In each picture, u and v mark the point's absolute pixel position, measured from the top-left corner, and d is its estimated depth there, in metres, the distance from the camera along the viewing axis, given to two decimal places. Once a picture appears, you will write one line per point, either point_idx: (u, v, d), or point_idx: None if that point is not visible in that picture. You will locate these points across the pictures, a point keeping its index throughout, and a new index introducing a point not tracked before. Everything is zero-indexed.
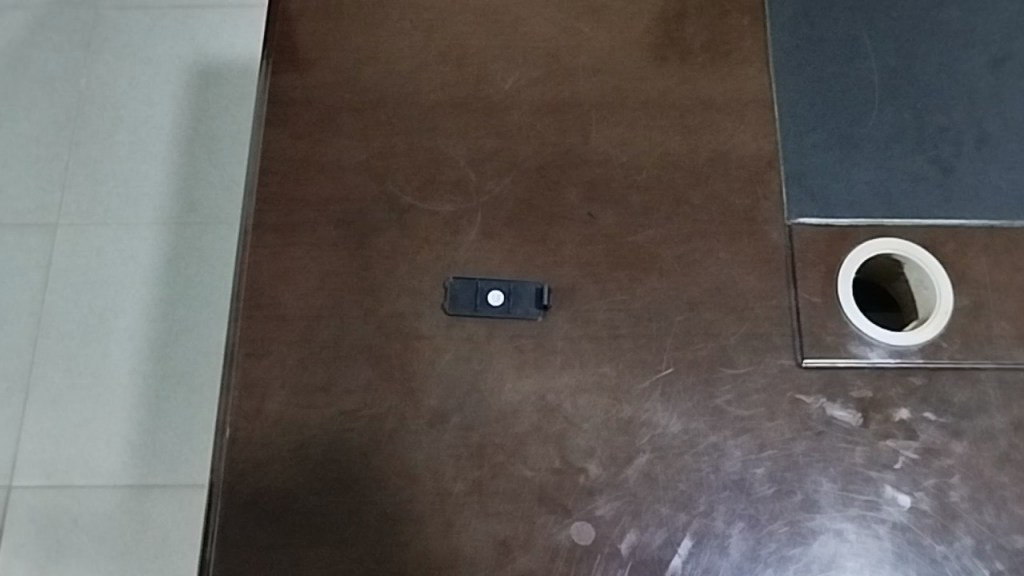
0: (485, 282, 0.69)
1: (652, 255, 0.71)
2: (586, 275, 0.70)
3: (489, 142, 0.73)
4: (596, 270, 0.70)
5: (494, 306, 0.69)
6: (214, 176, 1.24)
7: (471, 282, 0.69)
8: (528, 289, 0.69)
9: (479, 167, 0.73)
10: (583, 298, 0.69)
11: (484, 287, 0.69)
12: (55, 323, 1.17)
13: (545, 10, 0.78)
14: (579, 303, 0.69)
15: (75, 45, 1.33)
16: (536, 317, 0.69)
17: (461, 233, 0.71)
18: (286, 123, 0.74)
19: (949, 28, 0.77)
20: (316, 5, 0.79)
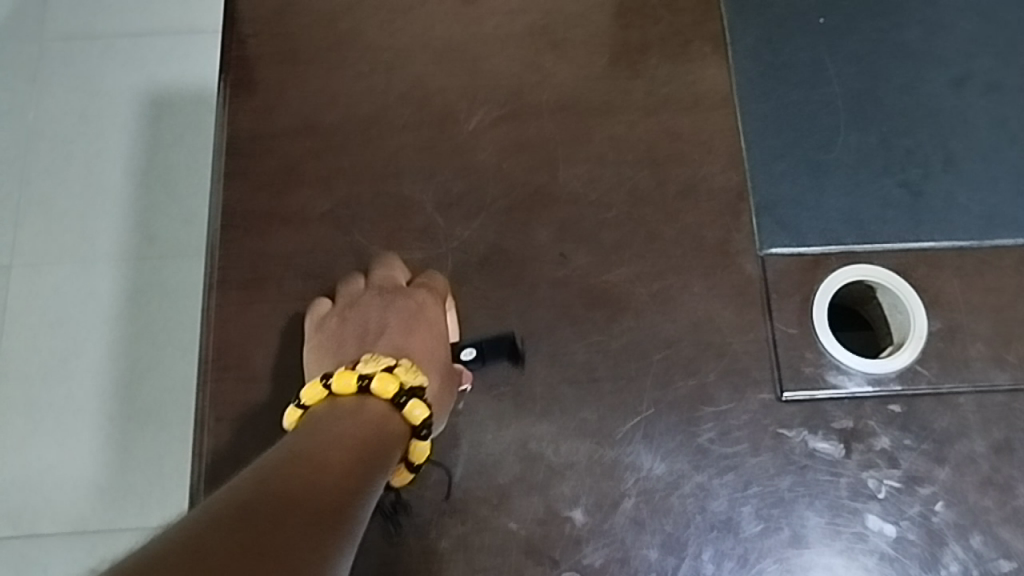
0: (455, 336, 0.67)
1: (627, 294, 0.70)
2: (561, 318, 0.69)
3: (456, 185, 0.72)
4: (572, 312, 0.69)
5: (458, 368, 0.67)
6: (172, 209, 1.22)
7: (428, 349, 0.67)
8: (501, 342, 0.68)
9: (448, 211, 0.72)
10: (559, 342, 0.68)
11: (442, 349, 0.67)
12: (16, 367, 1.16)
13: (505, 46, 0.77)
14: (555, 347, 0.68)
15: (20, 77, 1.30)
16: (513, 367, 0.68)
17: None
18: (248, 175, 0.73)
19: (910, 49, 0.77)
20: (271, 48, 0.77)
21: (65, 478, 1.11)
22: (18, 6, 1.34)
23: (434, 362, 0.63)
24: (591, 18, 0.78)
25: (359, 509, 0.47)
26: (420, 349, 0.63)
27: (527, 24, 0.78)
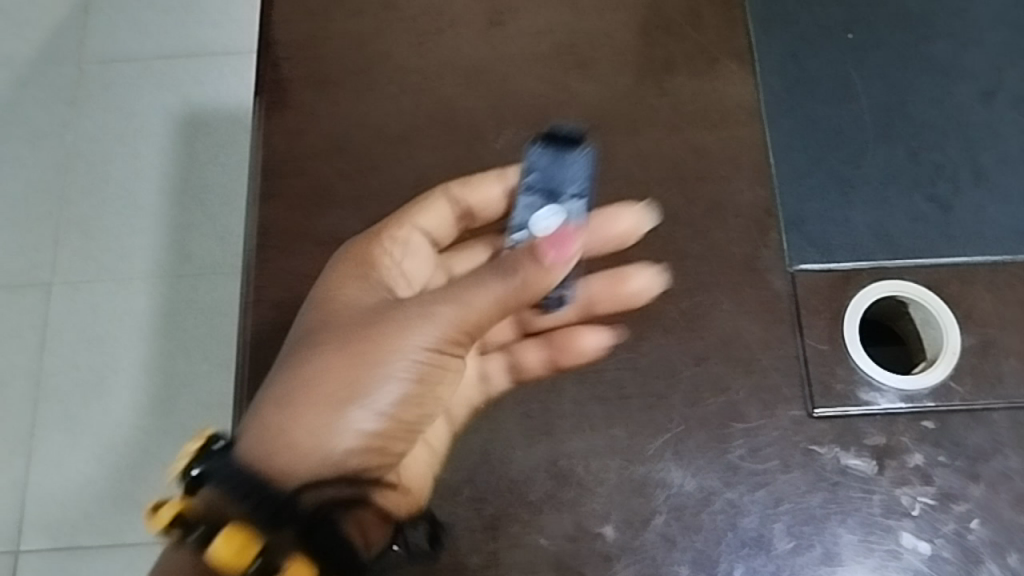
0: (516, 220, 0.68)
1: (656, 311, 0.70)
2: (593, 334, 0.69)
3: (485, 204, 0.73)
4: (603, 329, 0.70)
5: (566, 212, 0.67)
6: (207, 227, 1.24)
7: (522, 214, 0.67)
8: (537, 163, 0.69)
9: None
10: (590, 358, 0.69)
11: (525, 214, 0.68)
12: (56, 385, 1.19)
13: (532, 64, 0.77)
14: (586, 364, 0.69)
15: (58, 99, 1.32)
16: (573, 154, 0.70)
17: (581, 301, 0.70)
18: (280, 195, 0.74)
19: (938, 63, 0.76)
20: (301, 70, 0.78)
21: (102, 494, 1.14)
22: (55, 30, 1.36)
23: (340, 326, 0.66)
24: (618, 36, 0.78)
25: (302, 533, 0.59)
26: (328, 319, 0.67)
27: (553, 43, 0.78)
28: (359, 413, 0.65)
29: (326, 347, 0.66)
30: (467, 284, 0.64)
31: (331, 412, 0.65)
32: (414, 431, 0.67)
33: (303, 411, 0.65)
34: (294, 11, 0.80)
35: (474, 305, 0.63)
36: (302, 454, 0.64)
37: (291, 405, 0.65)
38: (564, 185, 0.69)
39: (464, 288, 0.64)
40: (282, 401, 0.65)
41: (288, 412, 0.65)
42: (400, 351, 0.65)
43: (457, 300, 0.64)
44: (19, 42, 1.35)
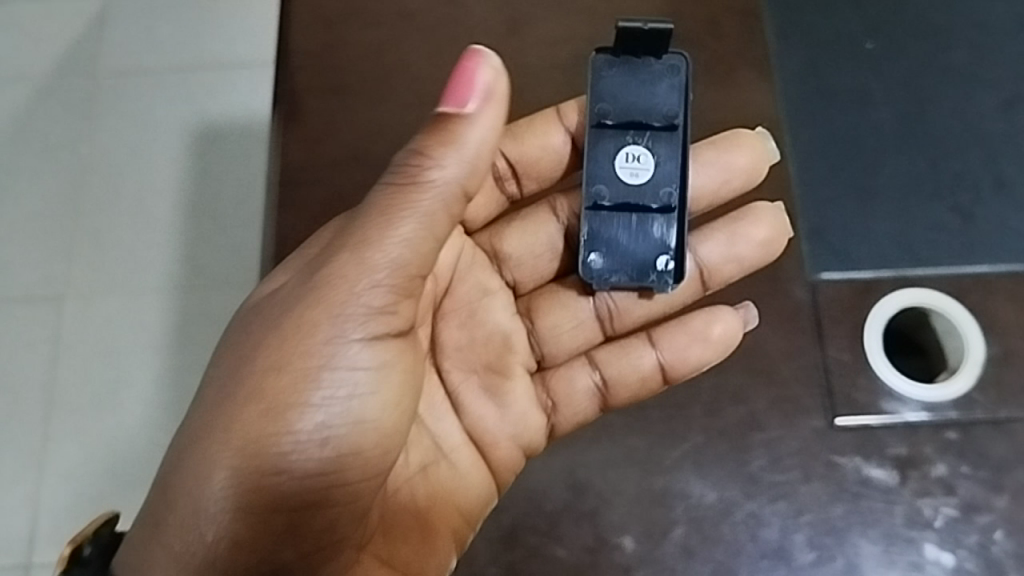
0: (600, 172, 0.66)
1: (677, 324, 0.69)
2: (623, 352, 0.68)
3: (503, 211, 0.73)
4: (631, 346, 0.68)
5: (665, 150, 0.66)
6: (221, 240, 1.24)
7: (616, 141, 0.67)
8: (611, 86, 0.67)
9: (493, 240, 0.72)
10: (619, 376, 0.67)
11: (610, 159, 0.66)
12: (70, 397, 1.19)
13: (550, 75, 0.77)
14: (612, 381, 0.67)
15: (72, 112, 1.32)
16: (652, 64, 0.67)
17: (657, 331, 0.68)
18: (298, 205, 0.74)
19: (959, 73, 0.76)
20: (319, 79, 0.78)
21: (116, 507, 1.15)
22: (69, 43, 1.36)
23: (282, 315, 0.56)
24: None
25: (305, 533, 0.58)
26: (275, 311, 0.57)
27: (570, 53, 0.78)
28: (290, 440, 0.56)
29: (230, 378, 0.56)
30: (373, 228, 0.55)
31: (258, 448, 0.55)
32: (365, 450, 0.58)
33: (225, 464, 0.55)
34: (310, 20, 0.80)
35: (402, 244, 0.55)
36: (249, 506, 0.56)
37: (209, 453, 0.56)
38: (648, 112, 0.67)
39: (368, 233, 0.55)
40: (200, 446, 0.56)
41: (210, 461, 0.56)
42: (316, 353, 0.56)
43: (370, 254, 0.55)
44: (34, 56, 1.36)
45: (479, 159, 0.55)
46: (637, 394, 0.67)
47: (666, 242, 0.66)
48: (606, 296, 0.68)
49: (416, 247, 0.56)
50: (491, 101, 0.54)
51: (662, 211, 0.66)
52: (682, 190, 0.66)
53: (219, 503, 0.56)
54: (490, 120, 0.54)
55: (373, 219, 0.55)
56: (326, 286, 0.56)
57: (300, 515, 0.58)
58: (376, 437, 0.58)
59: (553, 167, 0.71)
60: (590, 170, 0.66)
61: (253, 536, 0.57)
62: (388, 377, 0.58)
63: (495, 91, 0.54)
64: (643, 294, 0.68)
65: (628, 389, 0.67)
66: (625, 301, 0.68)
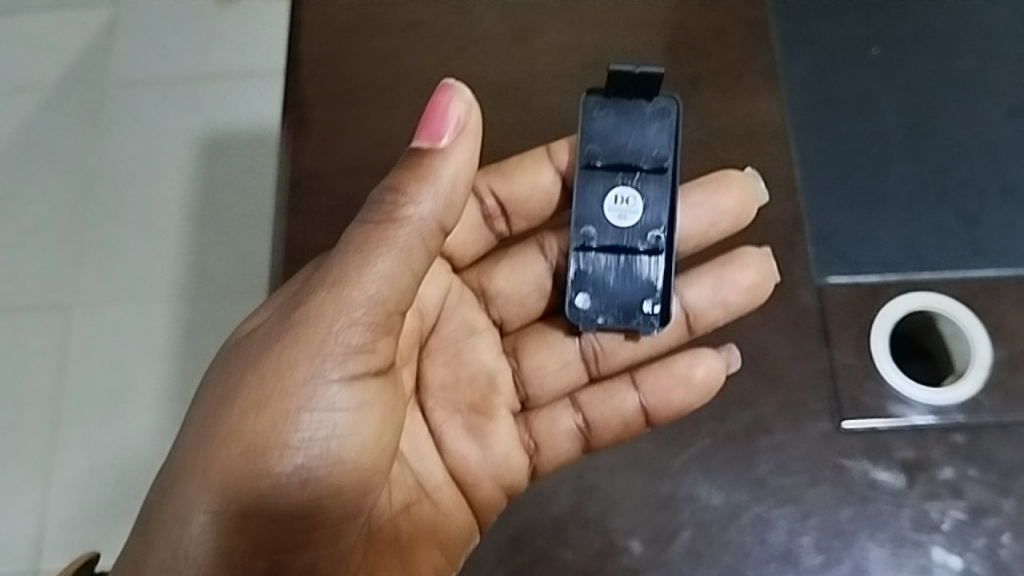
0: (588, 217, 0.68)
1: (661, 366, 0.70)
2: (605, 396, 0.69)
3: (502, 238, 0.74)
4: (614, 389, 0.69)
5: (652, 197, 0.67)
6: (228, 249, 1.25)
7: (605, 183, 0.68)
8: (602, 129, 0.68)
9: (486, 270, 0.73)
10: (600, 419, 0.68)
11: (598, 202, 0.68)
12: (77, 404, 1.20)
13: (557, 81, 0.78)
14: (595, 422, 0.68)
15: (81, 122, 1.33)
16: (643, 107, 0.68)
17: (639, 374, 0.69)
18: (307, 211, 0.75)
19: (965, 80, 0.77)
20: (328, 87, 0.79)
21: (122, 515, 1.15)
22: (78, 53, 1.37)
23: (263, 350, 0.57)
24: (642, 54, 0.78)
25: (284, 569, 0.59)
26: (258, 346, 0.58)
27: (577, 61, 0.78)
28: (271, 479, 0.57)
29: (213, 415, 0.57)
30: (351, 266, 0.55)
31: (236, 483, 0.56)
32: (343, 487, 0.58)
33: (206, 496, 0.57)
34: (319, 28, 0.81)
35: (380, 282, 0.55)
36: (232, 549, 0.58)
37: (193, 493, 0.57)
38: (637, 154, 0.68)
39: (346, 271, 0.55)
40: (183, 488, 0.58)
41: (193, 503, 0.57)
42: (295, 394, 0.56)
43: (348, 293, 0.55)
44: (44, 66, 1.37)
45: (453, 196, 0.55)
46: (620, 436, 0.67)
47: (654, 286, 0.67)
48: (591, 338, 0.70)
49: (393, 286, 0.55)
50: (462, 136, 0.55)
51: (650, 254, 0.67)
52: (668, 235, 0.67)
53: (202, 545, 0.57)
54: (462, 156, 0.55)
55: (352, 254, 0.55)
56: (305, 326, 0.56)
57: (279, 552, 0.58)
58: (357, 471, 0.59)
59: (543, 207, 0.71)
60: (580, 213, 0.68)
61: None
62: (368, 415, 0.58)
63: (466, 127, 0.55)
64: (629, 337, 0.69)
65: (610, 430, 0.68)
66: (610, 342, 0.70)
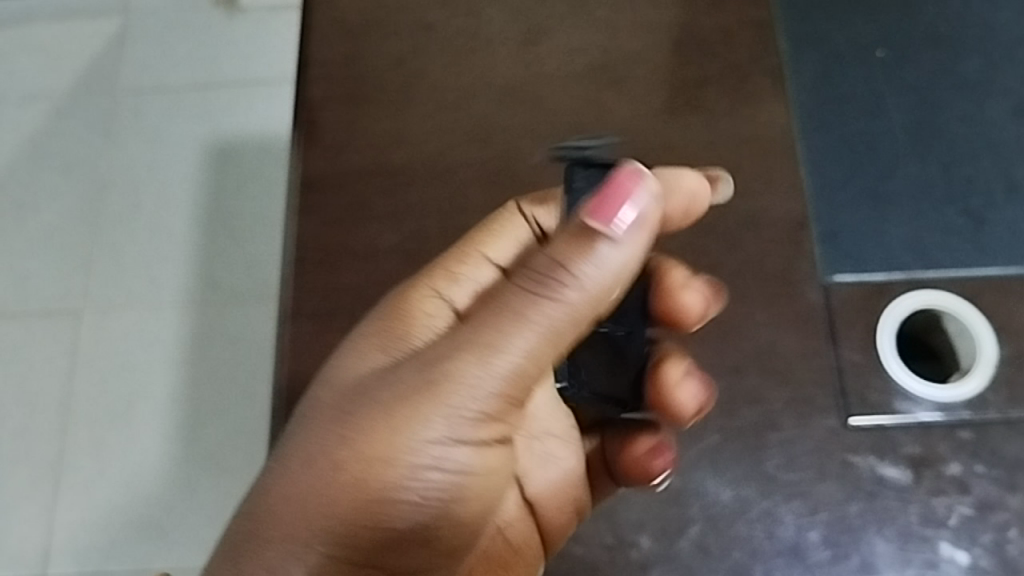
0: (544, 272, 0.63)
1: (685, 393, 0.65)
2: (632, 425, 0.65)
3: None
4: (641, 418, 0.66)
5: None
6: (237, 254, 1.26)
7: None
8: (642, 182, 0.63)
9: None
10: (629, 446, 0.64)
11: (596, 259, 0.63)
12: (86, 408, 1.21)
13: (565, 83, 0.79)
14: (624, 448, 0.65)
15: (92, 130, 1.34)
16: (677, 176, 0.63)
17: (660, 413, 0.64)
18: (318, 211, 0.76)
19: (969, 81, 0.78)
20: (339, 89, 0.80)
21: (131, 519, 1.16)
22: (89, 62, 1.38)
23: (388, 396, 0.52)
24: (649, 56, 0.79)
25: None
26: (383, 390, 0.52)
27: (585, 63, 0.79)
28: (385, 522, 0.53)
29: (330, 454, 0.52)
30: (496, 334, 0.50)
31: (348, 532, 0.52)
32: (454, 524, 0.56)
33: (308, 543, 0.52)
34: (330, 32, 0.82)
35: (518, 357, 0.50)
36: None
37: (300, 530, 0.52)
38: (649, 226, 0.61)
39: (490, 339, 0.50)
40: (284, 525, 0.52)
41: (297, 539, 0.52)
42: (421, 442, 0.52)
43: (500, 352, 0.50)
44: (55, 74, 1.38)
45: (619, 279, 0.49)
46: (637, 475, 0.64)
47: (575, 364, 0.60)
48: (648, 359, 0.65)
49: (543, 354, 0.50)
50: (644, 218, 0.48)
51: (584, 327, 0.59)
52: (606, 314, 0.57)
53: None
54: (632, 248, 0.48)
55: (503, 320, 0.50)
56: (442, 384, 0.51)
57: None
58: (474, 508, 0.58)
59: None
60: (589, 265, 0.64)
61: None
62: (484, 459, 0.55)
63: (649, 221, 0.48)
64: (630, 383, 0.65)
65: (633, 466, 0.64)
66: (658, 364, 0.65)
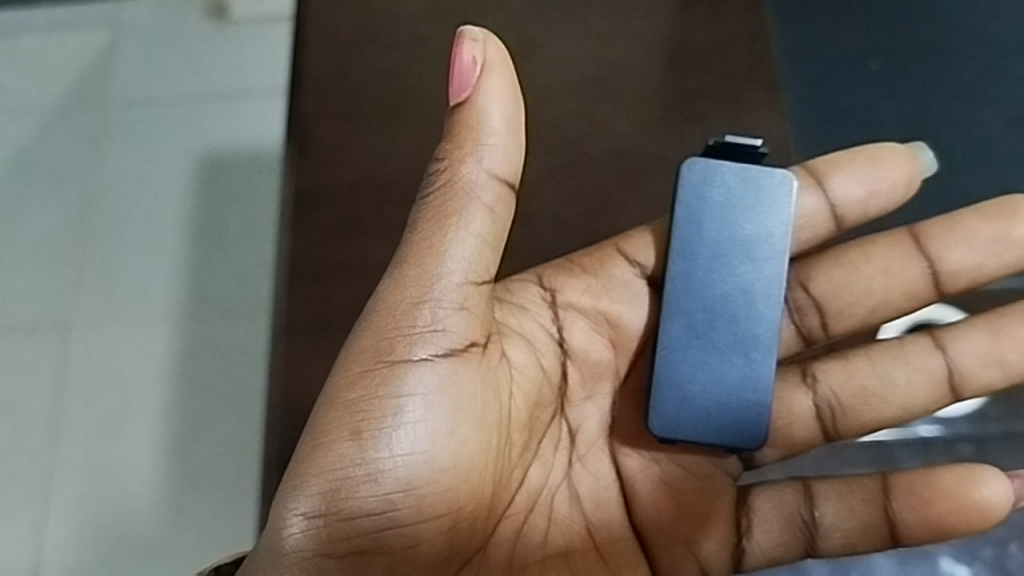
0: (675, 289, 0.65)
1: (923, 479, 0.62)
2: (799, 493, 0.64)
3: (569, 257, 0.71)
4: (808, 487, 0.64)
5: (737, 299, 0.65)
6: (228, 267, 1.25)
7: (746, 284, 0.65)
8: (766, 192, 0.65)
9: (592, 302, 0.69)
10: (777, 503, 0.65)
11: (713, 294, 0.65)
12: (75, 425, 1.19)
13: (562, 96, 0.78)
14: (773, 510, 0.65)
15: (81, 143, 1.33)
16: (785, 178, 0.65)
17: (844, 495, 0.64)
18: (312, 227, 0.75)
19: (964, 91, 0.80)
20: (332, 103, 0.79)
21: (122, 536, 1.15)
22: (78, 74, 1.38)
23: (356, 330, 0.58)
24: (645, 67, 0.79)
25: (398, 546, 0.57)
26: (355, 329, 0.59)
27: (580, 76, 0.79)
28: (365, 481, 0.56)
29: (327, 373, 0.58)
30: (430, 234, 0.57)
31: (334, 441, 0.56)
32: (447, 492, 0.58)
33: (306, 457, 0.56)
34: (322, 44, 0.81)
35: (463, 247, 0.57)
36: (333, 530, 0.56)
37: (289, 489, 0.56)
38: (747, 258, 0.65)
39: (425, 241, 0.57)
40: (299, 442, 0.57)
41: (293, 473, 0.56)
42: (383, 379, 0.56)
43: (427, 286, 0.57)
44: (44, 86, 1.37)
45: (499, 209, 0.58)
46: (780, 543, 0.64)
47: (728, 412, 0.64)
48: (828, 395, 0.66)
49: (471, 275, 0.58)
50: (475, 134, 0.57)
51: (713, 378, 0.64)
52: (738, 364, 0.64)
53: (301, 523, 0.55)
54: (505, 107, 0.57)
55: (431, 220, 0.57)
56: (394, 296, 0.57)
57: (381, 535, 0.57)
58: (456, 482, 0.58)
59: (862, 297, 0.69)
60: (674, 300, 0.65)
61: (335, 541, 0.56)
62: (462, 401, 0.58)
63: (504, 148, 0.57)
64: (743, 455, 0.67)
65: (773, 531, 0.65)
66: (851, 401, 0.66)
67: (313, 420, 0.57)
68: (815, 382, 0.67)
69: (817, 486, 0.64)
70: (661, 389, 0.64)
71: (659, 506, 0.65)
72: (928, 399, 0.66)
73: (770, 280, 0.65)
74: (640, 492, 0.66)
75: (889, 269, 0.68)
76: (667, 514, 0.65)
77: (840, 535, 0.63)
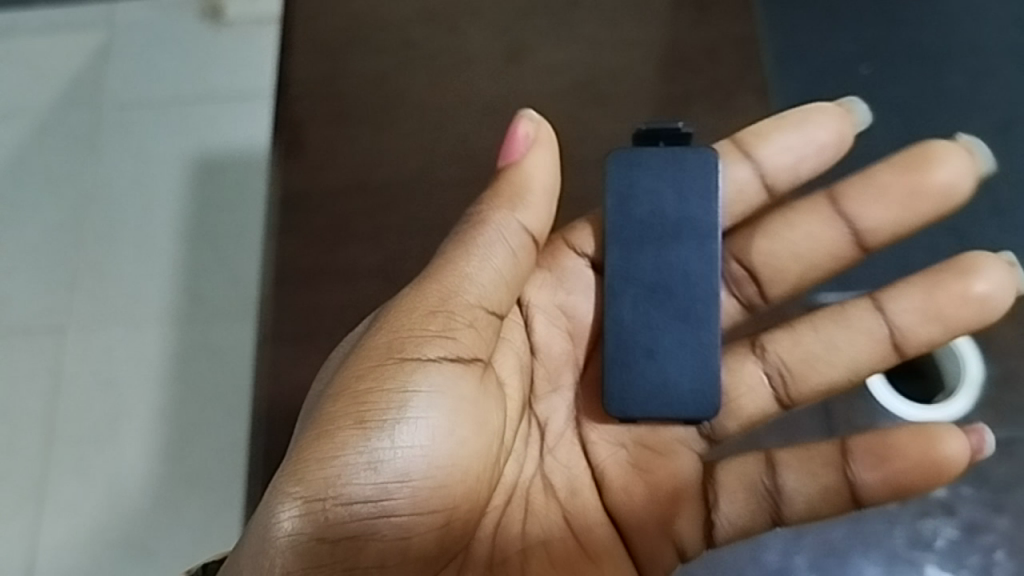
0: (613, 275, 0.65)
1: (879, 446, 0.60)
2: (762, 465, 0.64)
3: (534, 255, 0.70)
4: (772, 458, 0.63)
5: (677, 276, 0.64)
6: (222, 269, 1.25)
7: (683, 257, 0.64)
8: (692, 165, 0.64)
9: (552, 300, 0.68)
10: (742, 476, 0.64)
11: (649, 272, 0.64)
12: (69, 428, 1.19)
13: (550, 101, 0.78)
14: (739, 486, 0.64)
15: (75, 146, 1.33)
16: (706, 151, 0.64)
17: (803, 463, 0.62)
18: (299, 232, 0.75)
19: (953, 95, 0.79)
20: (319, 108, 0.79)
21: (116, 539, 1.15)
22: (72, 78, 1.37)
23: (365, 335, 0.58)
24: (633, 71, 0.79)
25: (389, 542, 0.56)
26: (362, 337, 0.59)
27: (568, 79, 0.79)
28: (364, 469, 0.54)
29: (337, 370, 0.58)
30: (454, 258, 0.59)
31: (337, 429, 0.55)
32: (442, 492, 0.57)
33: (308, 441, 0.55)
34: (310, 49, 0.81)
35: (484, 272, 0.59)
36: (328, 516, 0.54)
37: (289, 472, 0.54)
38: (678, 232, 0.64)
39: (450, 262, 0.59)
40: (304, 430, 0.56)
41: (296, 456, 0.55)
42: (391, 374, 0.56)
43: (444, 299, 0.58)
44: (38, 89, 1.37)
45: (522, 254, 0.60)
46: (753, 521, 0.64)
47: (680, 387, 0.64)
48: (777, 363, 0.66)
49: (486, 300, 0.59)
50: (520, 195, 0.60)
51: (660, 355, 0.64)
52: (686, 338, 0.64)
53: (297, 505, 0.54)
54: (546, 171, 0.61)
55: (457, 247, 0.59)
56: (411, 303, 0.58)
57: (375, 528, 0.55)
58: (451, 482, 0.57)
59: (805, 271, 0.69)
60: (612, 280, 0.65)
61: (329, 527, 0.54)
62: (466, 408, 0.57)
63: (536, 204, 0.61)
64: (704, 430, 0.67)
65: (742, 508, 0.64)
66: (799, 366, 0.66)
67: (319, 409, 0.56)
68: (764, 352, 0.67)
69: (778, 455, 0.63)
70: (613, 372, 0.64)
71: (628, 489, 0.65)
72: (873, 361, 0.65)
73: (706, 256, 0.64)
74: (610, 477, 0.66)
75: (817, 232, 0.68)
76: (638, 497, 0.65)
77: (803, 498, 0.62)
